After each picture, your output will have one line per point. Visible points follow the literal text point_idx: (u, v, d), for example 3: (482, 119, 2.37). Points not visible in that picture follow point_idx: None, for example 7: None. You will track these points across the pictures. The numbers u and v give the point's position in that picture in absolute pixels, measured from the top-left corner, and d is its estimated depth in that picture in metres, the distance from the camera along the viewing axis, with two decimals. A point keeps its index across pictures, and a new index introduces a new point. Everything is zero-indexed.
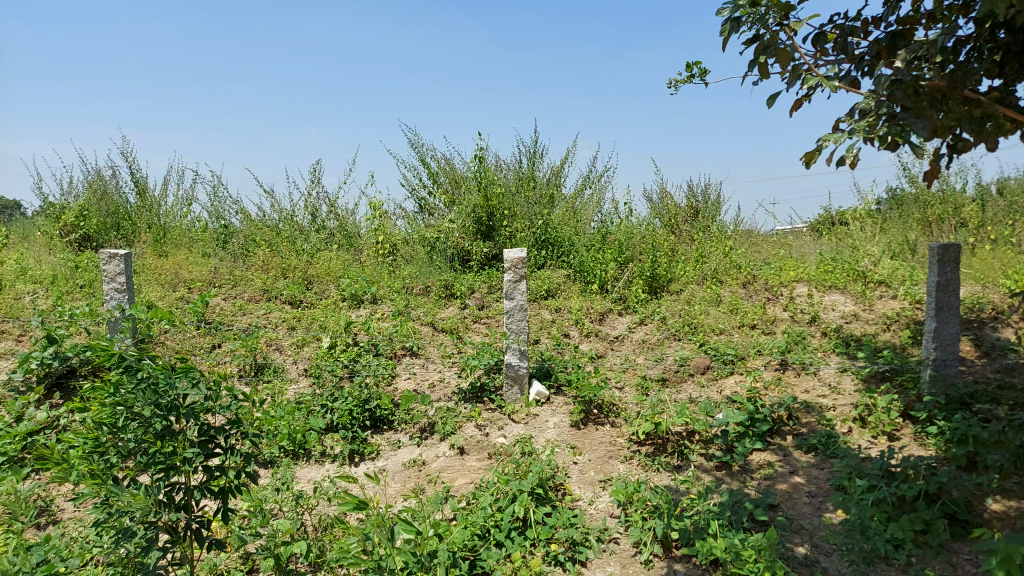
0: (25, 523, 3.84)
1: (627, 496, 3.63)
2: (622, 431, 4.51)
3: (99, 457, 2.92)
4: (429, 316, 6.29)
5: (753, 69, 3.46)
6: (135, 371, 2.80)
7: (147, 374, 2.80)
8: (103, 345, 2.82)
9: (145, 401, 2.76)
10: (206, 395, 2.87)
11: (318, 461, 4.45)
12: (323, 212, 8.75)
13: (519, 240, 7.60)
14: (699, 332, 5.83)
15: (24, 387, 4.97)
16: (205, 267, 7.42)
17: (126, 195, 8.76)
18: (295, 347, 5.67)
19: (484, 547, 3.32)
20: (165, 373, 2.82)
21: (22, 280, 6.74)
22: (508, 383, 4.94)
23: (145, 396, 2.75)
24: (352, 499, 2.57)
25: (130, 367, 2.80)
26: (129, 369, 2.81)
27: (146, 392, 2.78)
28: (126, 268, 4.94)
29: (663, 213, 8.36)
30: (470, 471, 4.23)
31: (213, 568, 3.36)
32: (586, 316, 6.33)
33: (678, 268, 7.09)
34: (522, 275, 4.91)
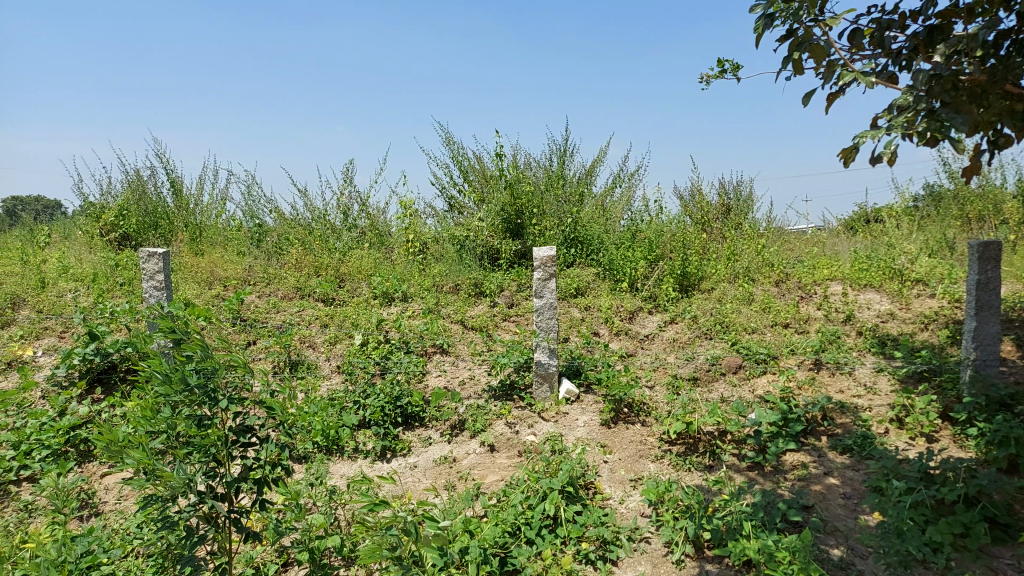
0: (68, 515, 3.94)
1: (658, 495, 3.61)
2: (653, 429, 4.48)
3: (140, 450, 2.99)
4: (459, 314, 6.32)
5: (787, 66, 3.39)
6: (181, 360, 2.88)
7: (192, 359, 2.86)
8: (143, 341, 2.89)
9: (190, 387, 2.84)
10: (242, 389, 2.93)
11: (351, 457, 4.50)
12: (354, 211, 8.83)
13: (548, 238, 7.58)
14: (731, 331, 5.76)
15: (67, 381, 5.11)
16: (240, 265, 7.52)
17: (163, 195, 8.93)
18: (328, 344, 5.74)
19: (515, 544, 3.33)
20: (209, 360, 2.89)
21: (64, 278, 6.91)
22: (538, 381, 4.94)
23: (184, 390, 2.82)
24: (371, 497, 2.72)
25: (176, 351, 2.88)
26: (175, 356, 2.89)
27: (190, 378, 2.85)
28: (165, 266, 5.04)
29: (694, 211, 8.28)
30: (500, 469, 4.24)
31: (249, 560, 3.43)
32: (615, 315, 6.31)
33: (709, 266, 7.02)
34: (551, 273, 4.90)
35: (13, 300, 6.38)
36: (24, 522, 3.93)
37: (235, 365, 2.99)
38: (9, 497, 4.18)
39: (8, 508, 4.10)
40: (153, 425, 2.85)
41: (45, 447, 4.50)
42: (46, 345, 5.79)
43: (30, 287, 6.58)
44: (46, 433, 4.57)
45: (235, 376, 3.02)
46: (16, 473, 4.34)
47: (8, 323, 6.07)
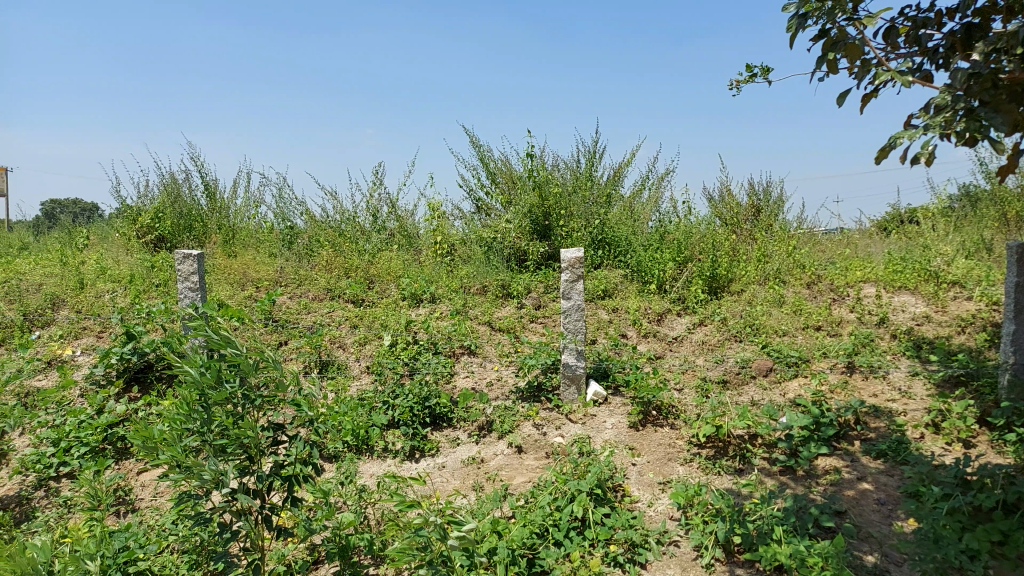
0: (106, 511, 4.03)
1: (687, 499, 3.57)
2: (682, 432, 4.44)
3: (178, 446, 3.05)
4: (487, 315, 6.34)
5: (820, 66, 3.34)
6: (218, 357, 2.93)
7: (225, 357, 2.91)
8: (179, 337, 2.95)
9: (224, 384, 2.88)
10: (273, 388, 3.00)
11: (381, 456, 4.54)
12: (384, 213, 8.89)
13: (576, 240, 7.56)
14: (761, 333, 5.70)
15: (105, 380, 5.23)
16: (272, 266, 7.62)
17: (198, 198, 9.10)
18: (358, 344, 5.79)
19: (543, 546, 3.34)
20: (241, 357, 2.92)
21: (102, 279, 7.07)
22: (565, 383, 4.93)
23: (218, 388, 2.88)
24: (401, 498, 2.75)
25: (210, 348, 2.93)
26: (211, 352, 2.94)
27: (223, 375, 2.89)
28: (199, 267, 5.12)
29: (724, 212, 8.20)
30: (528, 470, 4.24)
31: (280, 557, 3.48)
32: (644, 317, 6.28)
33: (739, 268, 6.94)
34: (579, 274, 4.88)
35: (53, 301, 6.54)
36: (64, 517, 4.05)
37: (266, 364, 3.02)
38: (51, 493, 4.30)
39: (49, 504, 4.21)
40: (188, 422, 2.91)
41: (83, 445, 4.61)
42: (85, 344, 5.93)
43: (69, 288, 6.74)
44: (85, 430, 4.67)
45: (265, 376, 3.06)
46: (56, 469, 4.46)
47: (49, 323, 6.23)
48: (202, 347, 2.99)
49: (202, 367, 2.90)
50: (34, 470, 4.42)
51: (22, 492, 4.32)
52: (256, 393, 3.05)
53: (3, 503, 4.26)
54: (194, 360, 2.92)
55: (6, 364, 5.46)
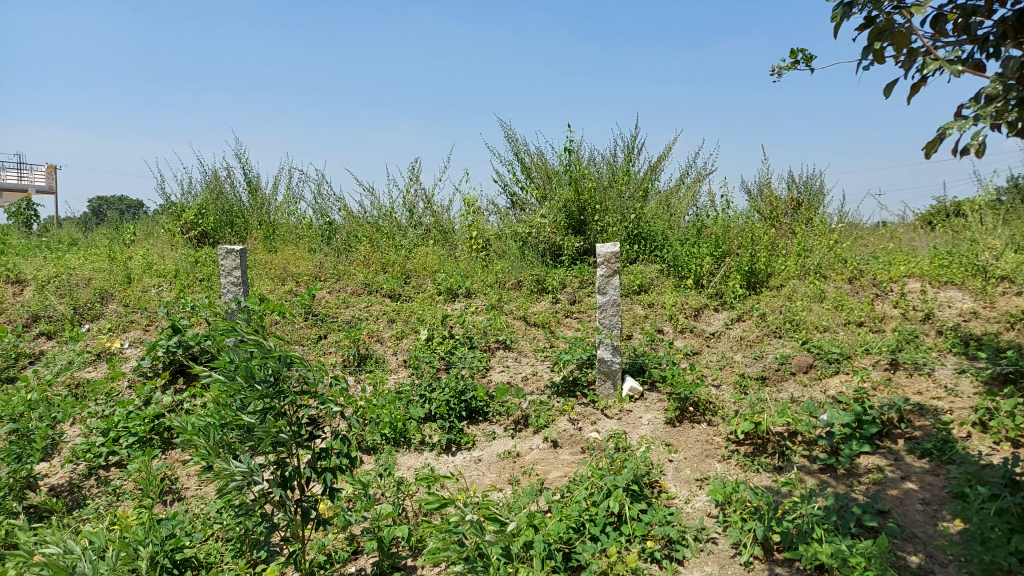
0: (154, 499, 4.15)
1: (725, 496, 3.53)
2: (719, 429, 4.40)
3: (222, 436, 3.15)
4: (522, 310, 6.35)
5: (865, 56, 3.25)
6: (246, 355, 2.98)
7: (256, 354, 2.96)
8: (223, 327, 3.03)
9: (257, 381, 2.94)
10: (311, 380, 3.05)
11: (418, 449, 4.59)
12: (420, 209, 8.96)
13: (611, 235, 7.52)
14: (801, 330, 5.61)
15: (152, 372, 5.37)
16: (311, 261, 7.73)
17: (239, 194, 9.27)
18: (395, 338, 5.85)
19: (580, 541, 3.34)
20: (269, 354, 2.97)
21: (148, 274, 7.25)
22: (601, 378, 4.92)
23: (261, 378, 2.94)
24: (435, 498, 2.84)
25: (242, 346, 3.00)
26: (243, 349, 3.01)
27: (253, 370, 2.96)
28: (241, 263, 5.22)
29: (763, 206, 8.08)
30: (564, 465, 4.25)
31: (321, 547, 3.54)
32: (680, 312, 6.21)
33: (778, 262, 6.84)
34: (615, 269, 4.88)
35: (102, 295, 6.73)
36: (113, 505, 4.19)
37: (299, 362, 3.07)
38: (101, 481, 4.45)
39: (100, 492, 4.36)
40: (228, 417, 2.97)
41: (132, 435, 4.74)
42: (132, 337, 6.10)
43: (117, 282, 6.93)
44: (133, 420, 4.81)
45: (299, 370, 3.11)
46: (105, 459, 4.61)
47: (98, 317, 6.42)
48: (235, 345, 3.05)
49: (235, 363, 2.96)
50: (85, 459, 4.58)
51: (74, 480, 4.47)
52: (296, 383, 3.12)
53: (57, 490, 4.41)
54: (234, 354, 2.98)
55: (58, 355, 5.64)
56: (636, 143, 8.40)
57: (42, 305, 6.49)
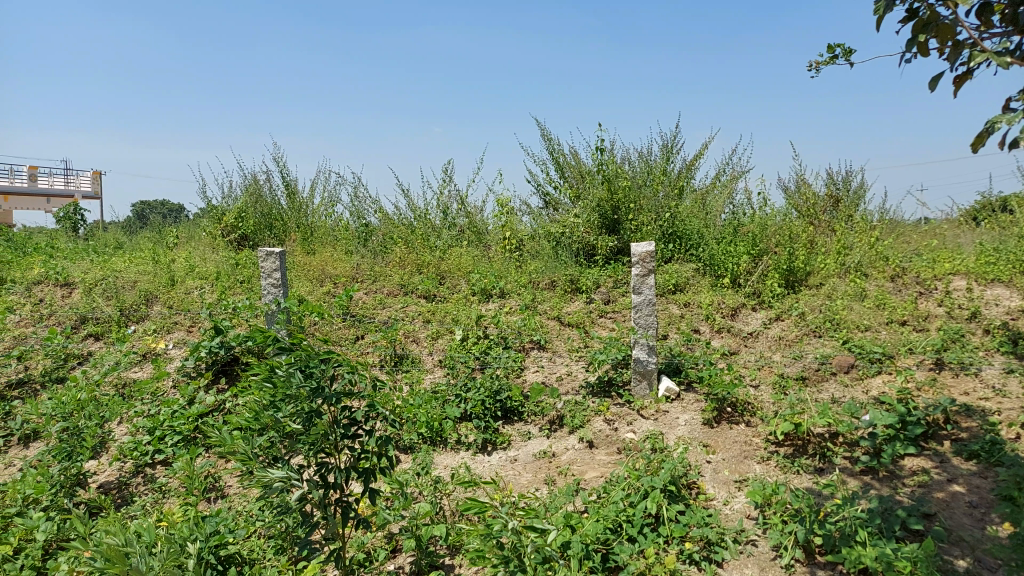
0: (198, 496, 4.25)
1: (764, 497, 3.48)
2: (758, 430, 4.34)
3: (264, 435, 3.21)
4: (556, 310, 6.34)
5: (909, 49, 3.16)
6: (288, 358, 3.04)
7: (298, 358, 3.02)
8: (264, 328, 3.08)
9: (299, 383, 3.00)
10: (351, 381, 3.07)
11: (454, 448, 4.62)
12: (454, 209, 9.01)
13: (646, 234, 7.46)
14: (842, 329, 5.50)
15: (195, 372, 5.49)
16: (348, 262, 7.81)
17: (278, 197, 9.43)
18: (430, 339, 5.89)
19: (617, 541, 3.33)
20: (312, 358, 3.04)
21: (191, 276, 7.41)
22: (636, 378, 4.89)
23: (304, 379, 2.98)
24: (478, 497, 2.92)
25: (284, 350, 3.06)
26: (284, 352, 3.06)
27: (296, 374, 3.02)
28: (281, 264, 5.31)
29: (801, 203, 7.94)
30: (600, 465, 4.23)
31: (361, 545, 3.58)
32: (717, 312, 6.14)
33: (817, 260, 6.72)
34: (650, 269, 4.84)
35: (147, 296, 6.90)
36: (159, 502, 4.31)
37: (339, 363, 3.12)
38: (147, 479, 4.57)
39: (146, 489, 4.48)
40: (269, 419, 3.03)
41: (177, 433, 4.85)
42: (176, 338, 6.25)
43: (161, 284, 7.10)
44: (178, 419, 4.92)
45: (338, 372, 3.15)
46: (151, 456, 4.73)
47: (143, 318, 6.59)
48: (276, 348, 3.11)
49: (279, 367, 3.03)
50: (132, 457, 4.70)
51: (122, 477, 4.60)
52: (337, 384, 3.16)
53: (105, 487, 4.54)
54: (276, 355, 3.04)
55: (105, 355, 5.80)
56: (671, 141, 8.33)
57: (90, 307, 6.68)
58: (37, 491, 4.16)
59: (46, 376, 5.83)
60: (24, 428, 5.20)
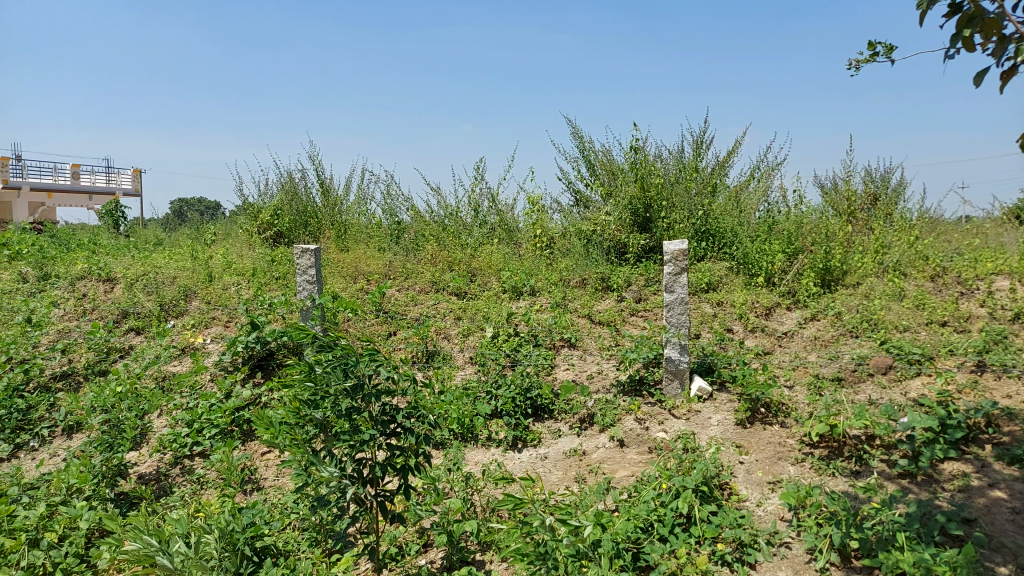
0: (235, 488, 4.33)
1: (799, 499, 3.44)
2: (793, 431, 4.28)
3: (300, 429, 3.25)
4: (587, 308, 6.33)
5: (953, 45, 3.08)
6: (326, 354, 3.10)
7: (340, 354, 3.07)
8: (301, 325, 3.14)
9: (340, 379, 3.04)
10: (387, 378, 3.12)
11: (485, 445, 4.64)
12: (485, 207, 9.04)
13: (678, 232, 7.39)
14: (880, 329, 5.40)
15: (232, 367, 5.59)
16: (381, 259, 7.87)
17: (313, 195, 9.55)
18: (461, 336, 5.92)
19: (648, 541, 3.31)
20: (352, 355, 3.09)
21: (228, 272, 7.55)
22: (668, 377, 4.85)
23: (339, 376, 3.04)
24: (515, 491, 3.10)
25: (324, 347, 3.13)
26: (322, 349, 3.12)
27: (338, 370, 3.07)
28: (316, 261, 5.38)
29: (838, 201, 7.80)
30: (631, 464, 4.22)
31: (393, 539, 3.62)
32: (751, 311, 6.05)
33: (854, 259, 6.59)
34: (683, 267, 4.80)
35: (185, 292, 7.04)
36: (198, 493, 4.40)
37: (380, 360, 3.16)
38: (186, 470, 4.67)
39: (184, 480, 4.58)
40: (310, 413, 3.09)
41: (214, 426, 4.95)
42: (213, 333, 6.38)
43: (200, 280, 7.23)
44: (215, 412, 5.01)
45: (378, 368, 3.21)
46: (190, 449, 4.83)
47: (182, 313, 6.74)
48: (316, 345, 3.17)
49: (320, 363, 3.09)
50: (172, 449, 4.81)
51: (161, 469, 4.70)
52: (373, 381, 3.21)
53: (145, 478, 4.65)
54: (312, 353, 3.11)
55: (146, 349, 5.94)
56: (704, 138, 8.24)
57: (131, 302, 6.84)
58: (80, 480, 4.28)
59: (89, 369, 6.00)
60: (68, 420, 5.36)
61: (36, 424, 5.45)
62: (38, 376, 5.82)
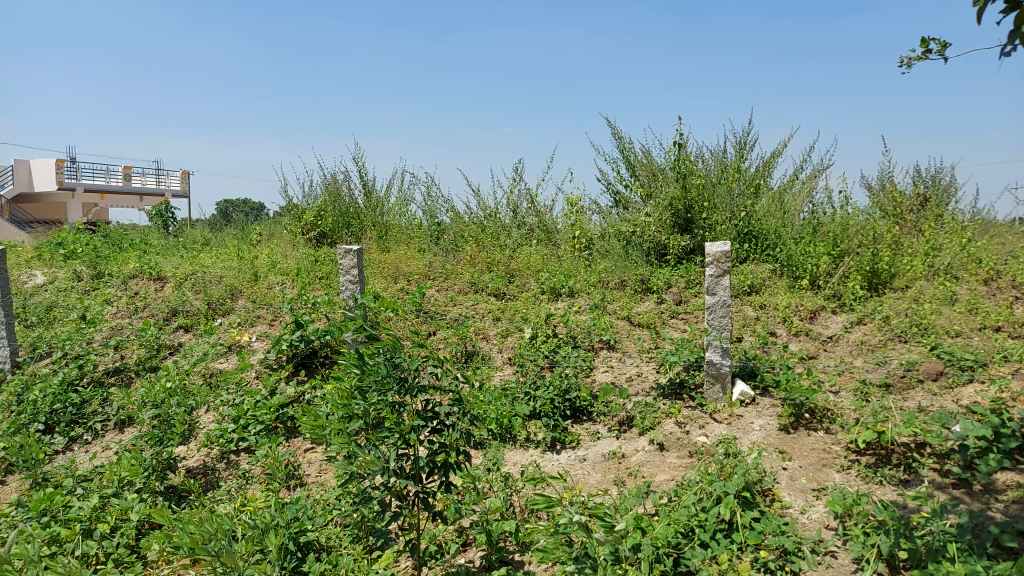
0: (279, 484, 4.42)
1: (846, 508, 3.36)
2: (838, 438, 4.19)
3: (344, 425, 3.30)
4: (626, 310, 6.29)
5: (1012, 42, 2.97)
6: (373, 347, 3.16)
7: (385, 349, 3.15)
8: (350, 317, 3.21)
9: (386, 373, 3.12)
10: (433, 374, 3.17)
11: (524, 446, 4.64)
12: (523, 208, 9.05)
13: (720, 233, 7.29)
14: (930, 334, 5.25)
15: (277, 365, 5.69)
16: (421, 260, 7.93)
17: (355, 197, 9.70)
18: (500, 336, 5.94)
19: (689, 546, 3.27)
20: (398, 349, 3.15)
21: (273, 272, 7.69)
22: (709, 381, 4.79)
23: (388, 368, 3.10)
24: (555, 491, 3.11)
25: (371, 342, 3.19)
26: (369, 342, 3.18)
27: (384, 364, 3.14)
28: (359, 262, 5.45)
29: (886, 203, 7.62)
30: (671, 468, 4.18)
31: (433, 538, 3.65)
32: (794, 314, 5.95)
33: (903, 262, 6.42)
34: (725, 269, 4.73)
35: (232, 291, 7.20)
36: (243, 488, 4.50)
37: (427, 356, 3.22)
38: (232, 465, 4.78)
39: (230, 474, 4.69)
40: (355, 407, 3.15)
41: (259, 422, 5.06)
42: (259, 331, 6.51)
43: (245, 280, 7.38)
44: (260, 409, 5.12)
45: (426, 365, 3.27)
46: (236, 444, 4.94)
47: (229, 312, 6.90)
48: (362, 339, 3.24)
49: (366, 356, 3.15)
50: (218, 444, 4.93)
51: (208, 463, 4.82)
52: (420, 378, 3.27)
53: (193, 471, 4.77)
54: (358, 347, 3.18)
55: (194, 346, 6.10)
56: (747, 138, 8.14)
57: (179, 300, 7.02)
58: (131, 473, 4.40)
59: (140, 365, 6.18)
60: (120, 414, 5.52)
61: (90, 417, 5.63)
62: (91, 371, 6.02)
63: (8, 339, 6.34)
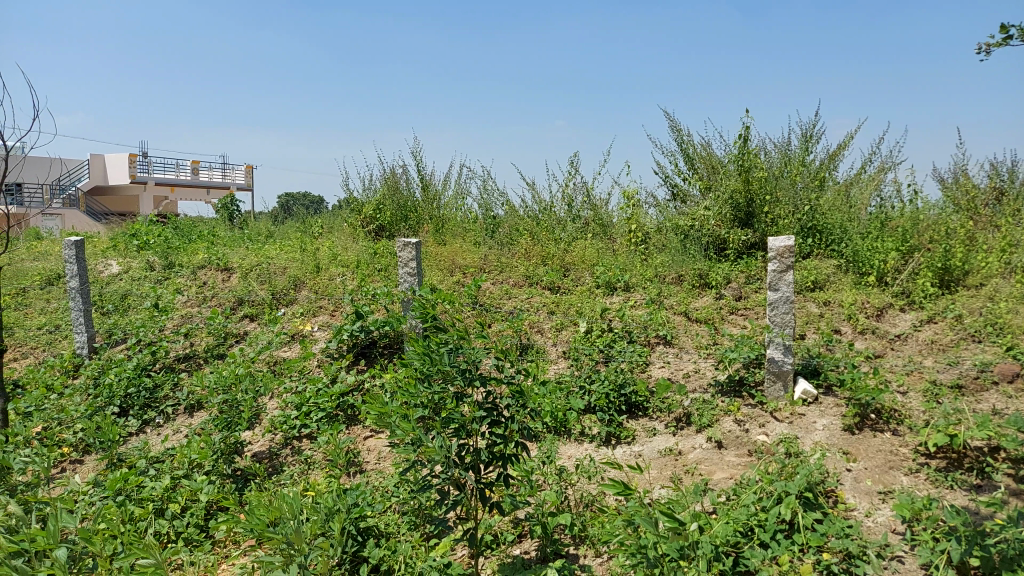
0: (340, 470, 4.53)
1: (914, 512, 3.25)
2: (906, 440, 4.05)
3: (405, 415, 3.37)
4: (683, 305, 6.20)
5: None
6: (439, 337, 3.22)
7: (451, 338, 3.20)
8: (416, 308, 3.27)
9: (450, 362, 3.17)
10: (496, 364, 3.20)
11: (578, 439, 4.65)
12: (579, 202, 9.00)
13: (783, 227, 7.12)
14: (1006, 334, 5.01)
15: (337, 354, 5.82)
16: (477, 253, 7.98)
17: (413, 190, 9.82)
18: (555, 330, 5.94)
19: (748, 545, 3.22)
20: (462, 339, 3.19)
21: (333, 263, 7.86)
22: (770, 379, 4.68)
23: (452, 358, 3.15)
24: (613, 485, 3.11)
25: (438, 331, 3.25)
26: (436, 332, 3.24)
27: (449, 353, 3.18)
28: (417, 255, 5.53)
29: (959, 196, 7.30)
30: (729, 466, 4.11)
31: (489, 527, 3.69)
32: (860, 312, 5.75)
33: (978, 258, 6.14)
34: (788, 265, 4.62)
35: (295, 282, 7.41)
36: (305, 473, 4.63)
37: (489, 347, 3.25)
38: (295, 451, 4.92)
39: (293, 460, 4.83)
40: (417, 396, 3.21)
41: (320, 410, 5.18)
42: (320, 321, 6.68)
43: (308, 271, 7.56)
44: (322, 397, 5.24)
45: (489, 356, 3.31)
46: (298, 430, 5.08)
47: (291, 302, 7.09)
48: (429, 329, 3.29)
49: (430, 346, 3.20)
50: (282, 430, 5.08)
51: (273, 448, 4.98)
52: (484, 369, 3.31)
53: (259, 456, 4.94)
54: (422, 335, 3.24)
55: (259, 335, 6.30)
56: (813, 130, 7.91)
57: (245, 290, 7.26)
58: (201, 456, 4.59)
59: (208, 352, 6.42)
60: (190, 399, 5.75)
61: (161, 401, 5.87)
62: (163, 357, 6.27)
63: (86, 326, 6.66)
